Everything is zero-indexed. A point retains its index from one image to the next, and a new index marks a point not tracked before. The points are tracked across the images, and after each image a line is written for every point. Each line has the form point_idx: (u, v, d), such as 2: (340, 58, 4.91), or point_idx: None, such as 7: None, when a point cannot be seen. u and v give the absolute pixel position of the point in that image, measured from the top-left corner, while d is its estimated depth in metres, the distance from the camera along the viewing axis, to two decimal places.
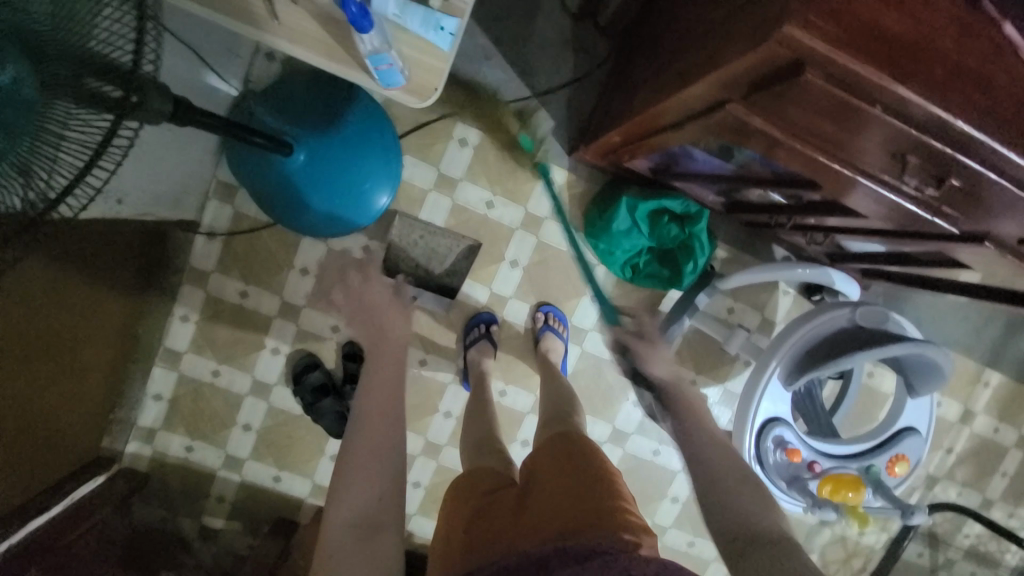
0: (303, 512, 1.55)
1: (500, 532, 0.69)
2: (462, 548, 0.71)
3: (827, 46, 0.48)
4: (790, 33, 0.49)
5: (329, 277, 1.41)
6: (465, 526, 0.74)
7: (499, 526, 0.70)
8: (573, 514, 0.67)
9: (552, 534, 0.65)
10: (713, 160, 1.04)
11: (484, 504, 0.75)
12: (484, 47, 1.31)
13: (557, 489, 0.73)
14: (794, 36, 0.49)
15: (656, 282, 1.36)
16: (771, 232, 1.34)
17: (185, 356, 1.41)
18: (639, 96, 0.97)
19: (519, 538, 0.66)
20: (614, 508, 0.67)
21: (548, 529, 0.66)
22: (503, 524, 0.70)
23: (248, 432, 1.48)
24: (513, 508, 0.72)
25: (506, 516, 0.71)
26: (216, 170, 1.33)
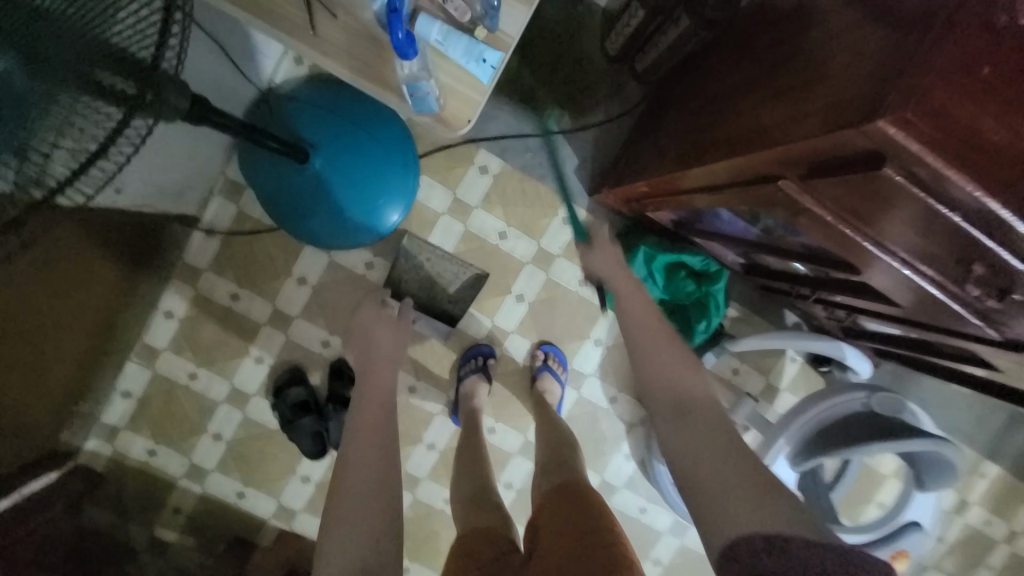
0: (264, 534, 1.45)
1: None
2: None
3: (921, 148, 0.45)
4: (881, 127, 0.46)
5: (327, 289, 1.35)
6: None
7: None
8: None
9: None
10: (739, 223, 1.00)
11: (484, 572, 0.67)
12: (516, 79, 1.29)
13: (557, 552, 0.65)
14: (887, 132, 0.46)
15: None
16: (786, 299, 1.30)
17: (163, 355, 1.34)
18: (676, 152, 0.95)
19: None
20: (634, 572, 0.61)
21: None
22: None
23: (218, 442, 1.39)
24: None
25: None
26: (225, 167, 1.28)
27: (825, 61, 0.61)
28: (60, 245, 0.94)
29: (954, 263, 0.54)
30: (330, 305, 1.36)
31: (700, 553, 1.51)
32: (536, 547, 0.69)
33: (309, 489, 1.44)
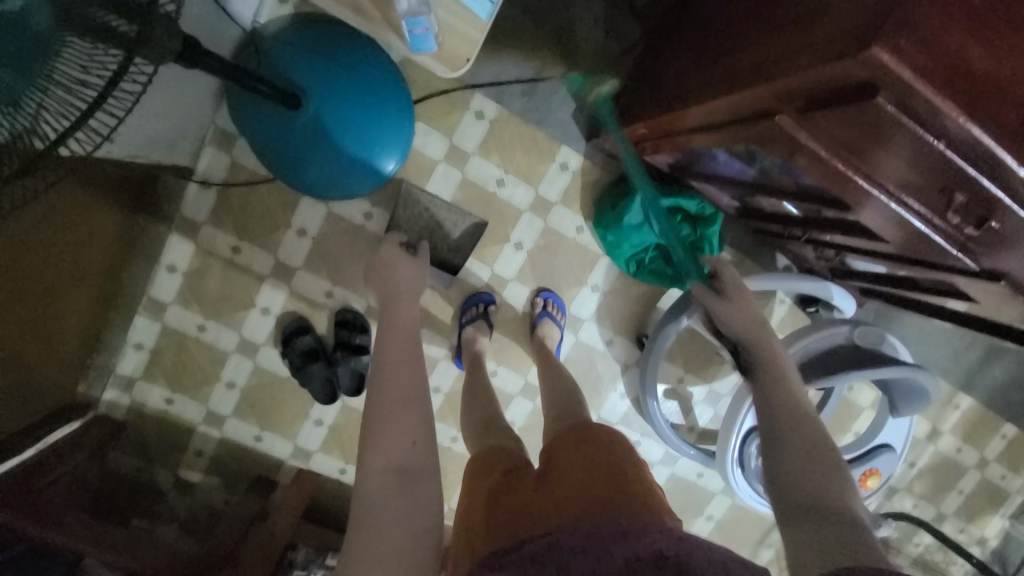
0: (283, 473, 1.54)
1: (524, 522, 0.65)
2: (484, 525, 0.69)
3: (913, 74, 0.46)
4: (875, 55, 0.47)
5: (327, 240, 1.36)
6: (485, 504, 0.71)
7: (517, 511, 0.67)
8: (584, 498, 0.66)
9: (572, 515, 0.63)
10: (736, 163, 1.01)
11: (493, 490, 0.73)
12: (512, 17, 1.25)
13: (575, 469, 0.71)
14: (881, 59, 0.47)
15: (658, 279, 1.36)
16: (779, 241, 1.34)
17: (170, 308, 1.37)
18: (675, 92, 0.94)
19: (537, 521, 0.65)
20: (630, 490, 0.67)
21: (569, 508, 0.65)
22: (524, 503, 0.68)
23: (232, 390, 1.45)
24: (528, 492, 0.70)
25: (519, 498, 0.69)
26: (214, 115, 1.25)
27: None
28: (58, 198, 0.94)
29: (938, 191, 0.56)
30: (330, 256, 1.37)
31: (689, 480, 1.63)
32: (545, 465, 0.75)
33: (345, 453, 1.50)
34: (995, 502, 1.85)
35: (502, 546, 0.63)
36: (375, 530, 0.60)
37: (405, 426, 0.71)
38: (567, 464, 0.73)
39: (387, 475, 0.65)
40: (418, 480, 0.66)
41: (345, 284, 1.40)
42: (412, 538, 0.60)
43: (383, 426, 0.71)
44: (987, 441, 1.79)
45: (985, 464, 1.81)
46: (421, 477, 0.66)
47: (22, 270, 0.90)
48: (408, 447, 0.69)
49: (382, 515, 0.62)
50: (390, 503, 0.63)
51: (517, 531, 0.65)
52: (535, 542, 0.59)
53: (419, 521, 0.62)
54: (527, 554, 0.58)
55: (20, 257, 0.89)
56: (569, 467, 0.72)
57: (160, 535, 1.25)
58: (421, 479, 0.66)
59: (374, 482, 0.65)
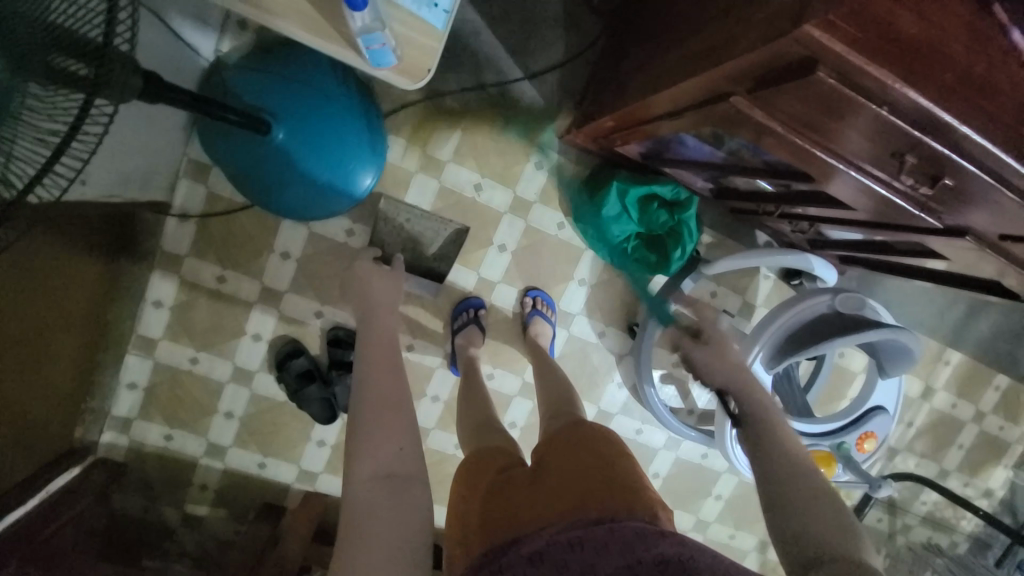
0: (290, 497, 1.54)
1: (517, 520, 0.66)
2: (478, 527, 0.69)
3: (847, 48, 0.48)
4: (808, 32, 0.49)
5: (311, 261, 1.36)
6: (481, 504, 0.72)
7: (513, 508, 0.68)
8: (582, 489, 0.67)
9: (567, 507, 0.64)
10: (704, 147, 1.03)
11: (489, 490, 0.74)
12: (472, 24, 1.26)
13: (574, 466, 0.72)
14: (812, 35, 0.49)
15: (643, 268, 1.35)
16: (756, 218, 1.36)
17: (160, 344, 1.36)
18: (636, 82, 0.96)
19: (532, 517, 0.65)
20: (628, 478, 0.68)
21: (565, 502, 0.65)
22: (519, 499, 0.69)
23: (230, 419, 1.45)
24: (527, 489, 0.71)
25: (516, 497, 0.70)
26: (186, 148, 1.25)
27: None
28: (37, 248, 0.93)
29: (890, 155, 0.58)
30: (317, 276, 1.37)
31: (694, 462, 1.65)
32: (544, 461, 0.76)
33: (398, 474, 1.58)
34: (996, 453, 1.88)
35: (499, 543, 0.63)
36: (368, 535, 0.62)
37: (394, 435, 0.72)
38: (562, 457, 0.75)
39: (376, 483, 0.66)
40: (408, 486, 0.67)
41: (334, 303, 1.40)
42: (405, 541, 0.62)
43: (375, 436, 0.72)
44: (981, 393, 1.82)
45: (982, 416, 1.84)
46: (411, 483, 0.67)
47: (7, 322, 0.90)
48: (396, 455, 0.70)
49: (374, 523, 0.63)
50: (382, 509, 0.65)
51: (511, 527, 0.65)
52: (532, 538, 0.60)
53: (410, 525, 0.63)
54: (525, 552, 0.58)
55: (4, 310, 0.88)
56: (565, 460, 0.74)
57: None
58: (411, 485, 0.68)
59: (376, 493, 0.66)
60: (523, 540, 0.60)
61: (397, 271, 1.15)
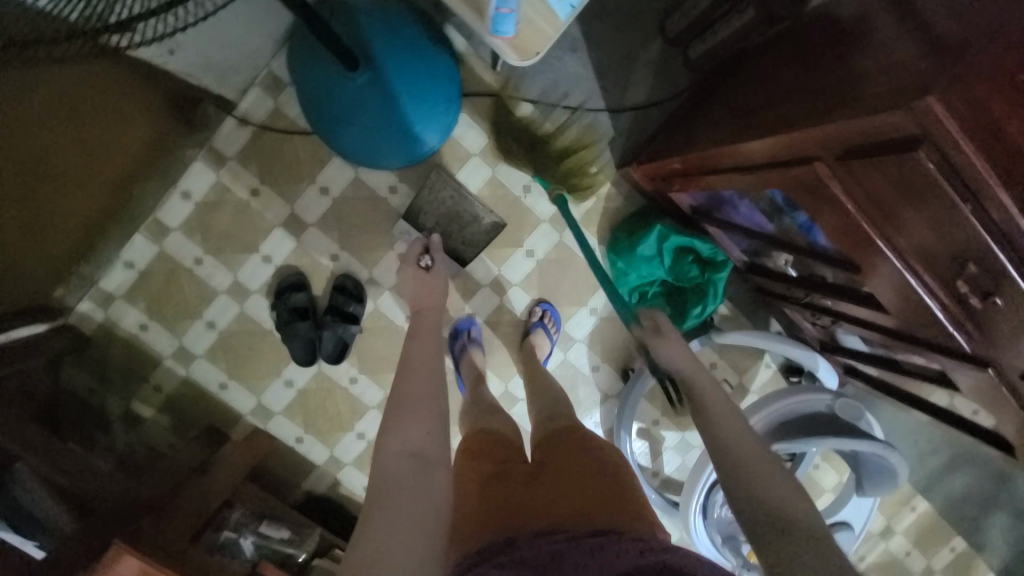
0: (238, 429, 1.48)
1: (515, 521, 0.65)
2: (479, 521, 0.68)
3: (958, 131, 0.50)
4: (928, 106, 0.51)
5: (347, 205, 1.36)
6: (479, 504, 0.71)
7: (510, 506, 0.68)
8: (581, 500, 0.66)
9: (566, 516, 0.64)
10: (756, 215, 1.06)
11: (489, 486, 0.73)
12: (574, 39, 1.29)
13: (569, 475, 0.72)
14: (934, 111, 0.51)
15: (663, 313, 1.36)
16: (777, 303, 1.39)
17: (172, 234, 1.34)
18: (716, 133, 1.01)
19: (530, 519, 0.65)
20: (608, 498, 0.67)
21: (564, 511, 0.65)
22: (523, 502, 0.69)
23: (210, 330, 1.41)
24: (520, 494, 0.70)
25: (510, 499, 0.70)
26: (270, 60, 1.26)
27: (887, 62, 0.65)
28: (88, 84, 0.93)
29: (952, 260, 0.60)
30: (346, 221, 1.37)
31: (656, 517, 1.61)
32: (544, 466, 0.76)
33: (357, 442, 1.51)
34: None
35: (494, 544, 0.62)
36: None
37: None
38: (557, 461, 0.76)
39: None
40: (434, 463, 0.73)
41: (353, 251, 1.39)
42: None
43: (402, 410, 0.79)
44: (937, 551, 1.80)
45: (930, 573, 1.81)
46: (434, 468, 0.73)
47: (26, 147, 0.88)
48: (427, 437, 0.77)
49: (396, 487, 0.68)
50: (406, 482, 0.71)
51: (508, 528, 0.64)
52: (528, 544, 0.59)
53: None
54: (519, 557, 0.57)
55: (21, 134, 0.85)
56: (558, 471, 0.74)
57: (96, 464, 1.18)
58: None
59: None
60: (517, 545, 0.59)
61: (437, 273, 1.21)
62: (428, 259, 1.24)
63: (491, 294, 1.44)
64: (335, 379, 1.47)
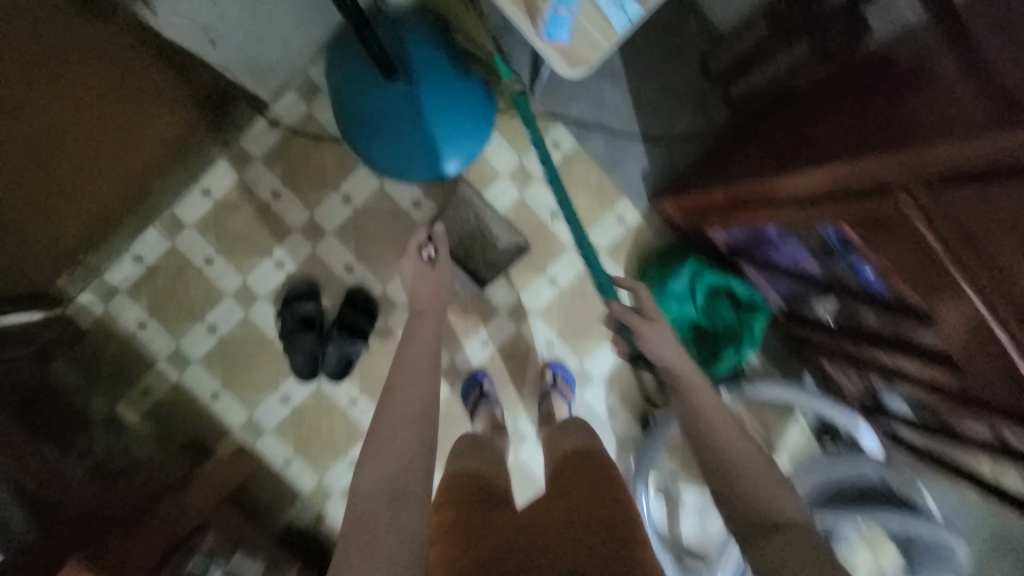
0: (224, 444, 1.38)
1: (529, 566, 0.58)
2: None
3: None
4: None
5: (368, 216, 1.32)
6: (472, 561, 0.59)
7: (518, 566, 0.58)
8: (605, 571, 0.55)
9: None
10: (803, 255, 1.00)
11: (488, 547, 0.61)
12: (613, 69, 1.28)
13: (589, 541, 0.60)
14: None
15: (694, 355, 1.26)
16: (814, 357, 1.29)
17: (186, 231, 1.30)
18: (767, 164, 0.98)
19: None
20: (639, 563, 0.56)
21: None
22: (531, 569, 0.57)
23: (210, 334, 1.34)
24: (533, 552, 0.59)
25: (518, 558, 0.59)
26: (309, 67, 1.26)
27: (982, 97, 0.64)
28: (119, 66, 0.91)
29: None
30: (365, 232, 1.32)
31: None
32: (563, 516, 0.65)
33: (349, 470, 1.39)
34: None
35: None
36: None
37: None
38: (576, 494, 0.68)
39: None
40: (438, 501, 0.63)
41: (368, 264, 1.33)
42: None
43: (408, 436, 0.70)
44: None
45: None
46: (411, 500, 0.65)
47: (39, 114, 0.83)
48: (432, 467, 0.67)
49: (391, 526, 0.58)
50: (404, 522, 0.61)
51: None
52: None
53: None
54: None
55: (23, 92, 0.82)
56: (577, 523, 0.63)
57: (65, 470, 1.08)
58: None
59: None
60: None
61: (442, 267, 1.07)
62: (428, 252, 1.09)
63: (508, 322, 1.36)
64: (334, 399, 1.37)
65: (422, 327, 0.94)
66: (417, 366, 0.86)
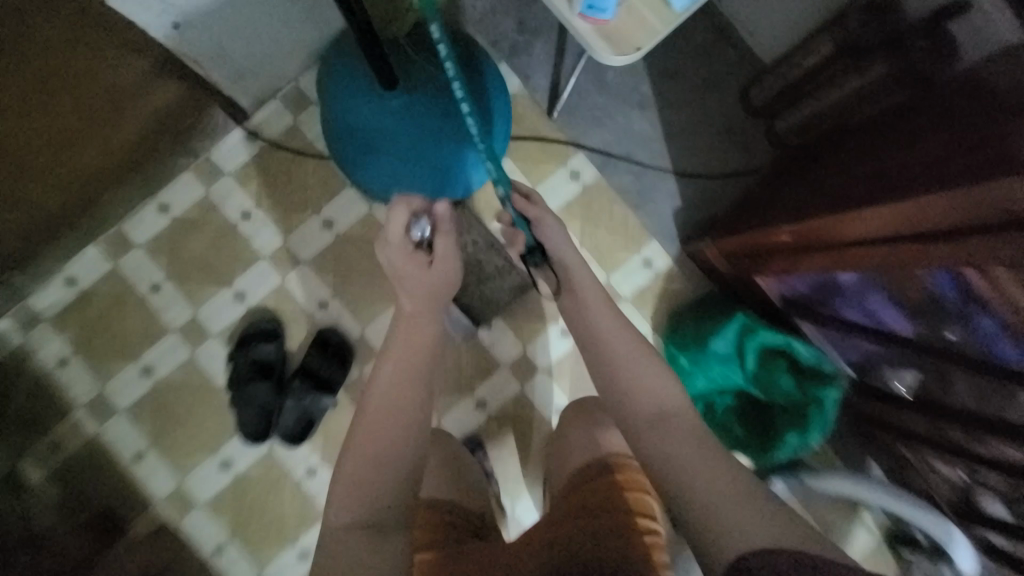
0: (142, 520, 1.09)
1: None
2: None
3: None
4: None
5: (351, 244, 1.12)
6: None
7: None
8: None
9: None
10: (892, 314, 0.82)
11: None
12: (642, 96, 1.14)
13: None
14: None
15: (745, 433, 1.01)
16: (885, 442, 1.05)
17: (134, 252, 1.09)
18: (858, 193, 0.76)
19: None
20: None
21: None
22: None
23: (145, 377, 1.09)
24: None
25: None
26: (300, 76, 1.12)
27: None
28: None
29: None
30: (345, 263, 1.11)
31: None
32: None
33: (297, 564, 1.09)
34: None
35: None
36: None
37: None
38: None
39: None
40: None
41: (345, 301, 1.11)
42: None
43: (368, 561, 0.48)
44: None
45: None
46: None
47: None
48: None
49: None
50: None
51: None
52: None
53: None
54: None
55: None
56: None
57: None
58: None
59: None
60: None
61: (438, 272, 0.73)
62: (421, 231, 0.74)
63: (509, 379, 1.12)
64: (288, 468, 1.10)
65: (406, 355, 0.66)
66: (384, 417, 0.61)
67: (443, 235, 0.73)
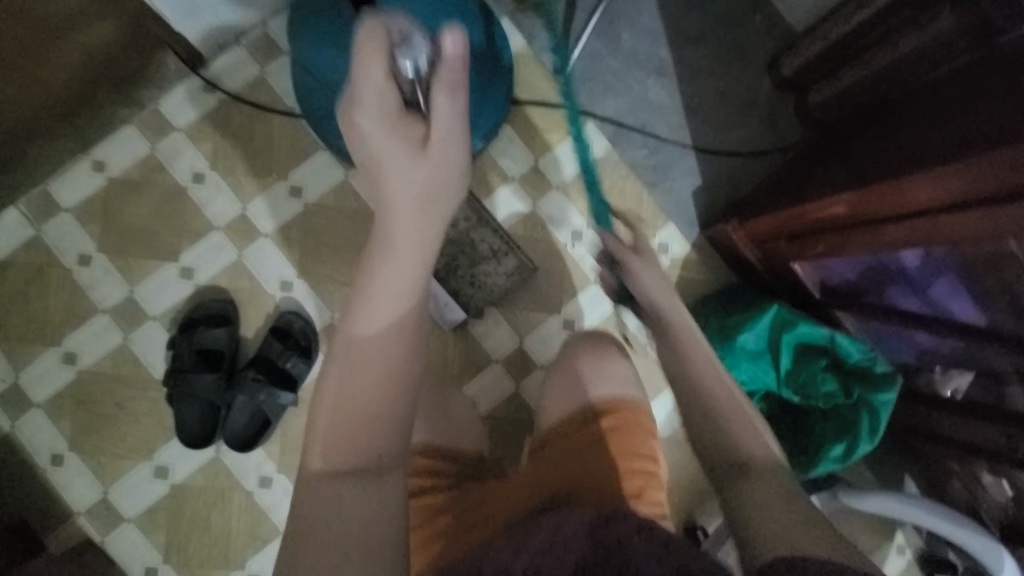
0: (56, 538, 0.90)
1: None
2: None
3: None
4: None
5: (322, 216, 0.96)
6: None
7: None
8: None
9: None
10: (962, 305, 0.71)
11: None
12: (660, 61, 1.02)
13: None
14: None
15: None
16: (929, 457, 0.91)
17: (62, 217, 0.92)
18: (929, 150, 0.63)
19: None
20: None
21: None
22: None
23: (68, 366, 0.92)
24: None
25: None
26: (268, 20, 0.96)
27: None
28: None
29: None
30: (316, 238, 0.96)
31: None
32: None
33: None
34: None
35: None
36: None
37: None
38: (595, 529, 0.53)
39: None
40: None
41: (313, 282, 0.95)
42: None
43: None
44: None
45: None
46: None
47: None
48: None
49: None
50: None
51: None
52: None
53: None
54: None
55: None
56: None
57: None
58: None
59: None
60: None
61: (435, 154, 0.45)
62: (414, 60, 0.47)
63: (502, 377, 0.97)
64: (237, 477, 0.93)
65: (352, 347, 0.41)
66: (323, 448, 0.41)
67: (443, 88, 0.45)
